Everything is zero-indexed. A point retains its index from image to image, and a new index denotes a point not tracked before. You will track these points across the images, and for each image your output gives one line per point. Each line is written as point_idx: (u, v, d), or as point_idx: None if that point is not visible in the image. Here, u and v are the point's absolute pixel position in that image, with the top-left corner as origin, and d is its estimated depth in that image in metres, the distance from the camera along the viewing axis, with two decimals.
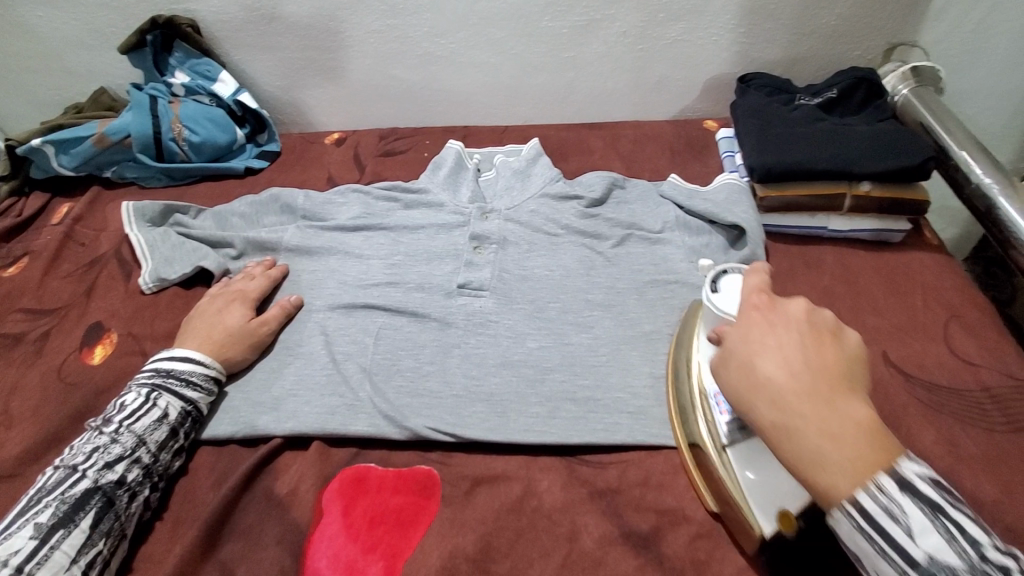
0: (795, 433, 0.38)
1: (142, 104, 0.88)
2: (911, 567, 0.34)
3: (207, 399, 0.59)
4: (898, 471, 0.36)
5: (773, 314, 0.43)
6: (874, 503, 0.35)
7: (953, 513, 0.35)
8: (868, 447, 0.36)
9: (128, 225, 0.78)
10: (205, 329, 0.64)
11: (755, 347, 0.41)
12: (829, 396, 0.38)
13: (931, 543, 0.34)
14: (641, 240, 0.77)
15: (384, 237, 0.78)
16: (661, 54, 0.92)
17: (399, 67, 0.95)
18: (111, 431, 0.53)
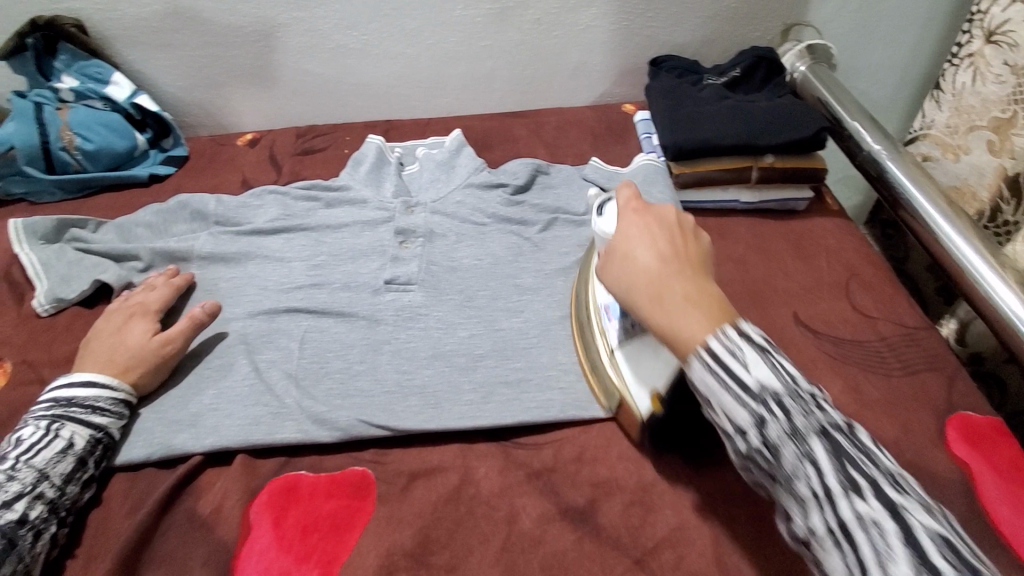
0: (662, 296, 0.44)
1: (24, 112, 0.80)
2: (747, 393, 0.40)
3: (117, 424, 0.56)
4: (737, 324, 0.42)
5: (645, 218, 0.50)
6: (721, 345, 0.41)
7: (774, 354, 0.41)
8: (716, 306, 0.43)
9: (16, 244, 0.72)
10: (103, 350, 0.59)
11: (633, 241, 0.48)
12: (684, 271, 0.45)
13: (762, 374, 0.40)
14: (566, 224, 0.78)
15: (306, 238, 0.76)
16: (576, 39, 0.93)
17: (312, 62, 0.92)
18: (6, 469, 0.49)
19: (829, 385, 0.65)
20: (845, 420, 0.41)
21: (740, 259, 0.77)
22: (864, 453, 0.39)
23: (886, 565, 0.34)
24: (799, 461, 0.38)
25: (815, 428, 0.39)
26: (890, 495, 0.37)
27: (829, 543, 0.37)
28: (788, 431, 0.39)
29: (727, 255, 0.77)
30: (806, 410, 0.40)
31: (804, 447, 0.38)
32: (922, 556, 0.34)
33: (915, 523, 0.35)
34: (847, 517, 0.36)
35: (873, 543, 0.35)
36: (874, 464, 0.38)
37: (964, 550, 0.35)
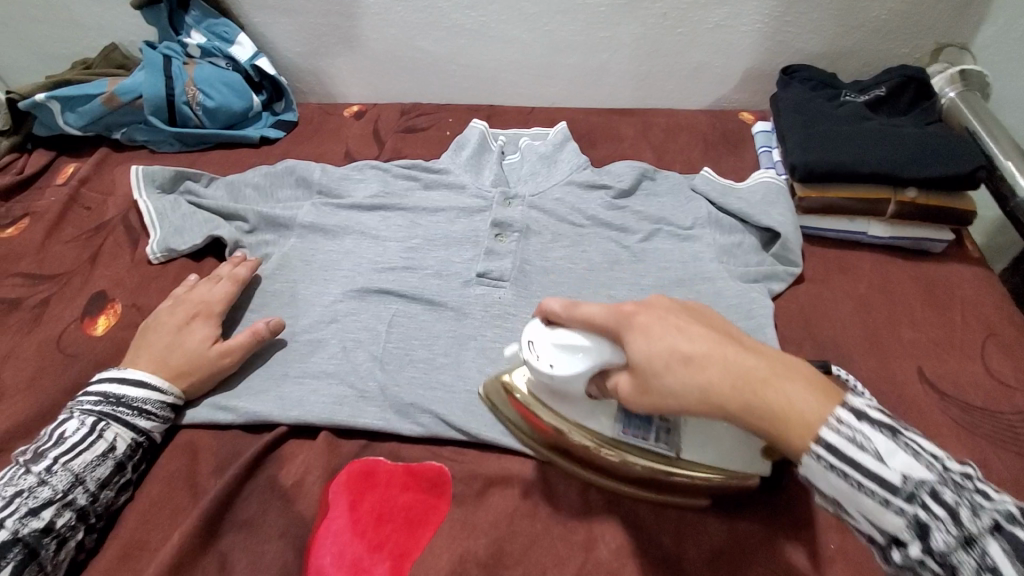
0: (765, 386, 0.38)
1: (155, 63, 0.84)
2: (893, 492, 0.35)
3: (161, 428, 0.55)
4: (845, 405, 0.37)
5: (657, 308, 0.43)
6: (840, 437, 0.36)
7: (912, 436, 0.37)
8: (797, 370, 0.39)
9: (136, 190, 0.75)
10: (161, 350, 0.58)
11: (673, 331, 0.41)
12: (751, 346, 0.40)
13: (905, 466, 0.36)
14: (669, 236, 0.73)
15: (402, 218, 0.75)
16: (701, 39, 0.87)
17: (425, 39, 0.90)
18: (41, 470, 0.48)
19: (952, 456, 0.57)
20: (1019, 505, 0.34)
21: (860, 300, 0.70)
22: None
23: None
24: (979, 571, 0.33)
25: (984, 524, 0.33)
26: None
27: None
28: (958, 535, 0.33)
29: (847, 293, 0.70)
30: (964, 499, 0.34)
31: (981, 554, 0.33)
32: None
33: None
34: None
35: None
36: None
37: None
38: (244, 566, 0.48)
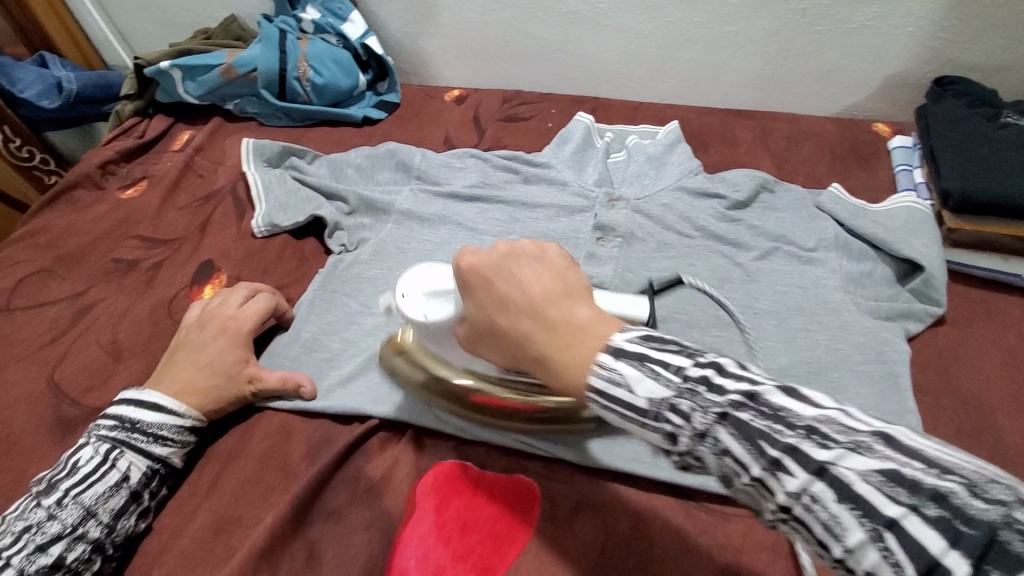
0: (545, 362, 0.39)
1: (271, 37, 0.85)
2: (643, 416, 0.35)
3: (179, 454, 0.53)
4: (609, 346, 0.37)
5: (481, 290, 0.43)
6: (598, 380, 0.36)
7: (655, 353, 0.36)
8: (593, 339, 0.38)
9: (245, 162, 0.77)
10: (194, 370, 0.55)
11: (492, 293, 0.42)
12: (555, 317, 0.39)
13: (648, 390, 0.35)
14: (788, 257, 0.67)
15: (500, 212, 0.73)
16: (842, 39, 0.79)
17: (537, 25, 0.87)
18: (51, 504, 0.47)
19: None
20: (751, 386, 0.33)
21: (1009, 352, 0.61)
22: (775, 418, 0.31)
23: (838, 536, 0.29)
24: (719, 459, 0.33)
25: (712, 416, 0.33)
26: (812, 456, 0.30)
27: (784, 523, 0.31)
28: (692, 436, 0.33)
29: (994, 341, 0.62)
30: (697, 402, 0.33)
31: (715, 444, 0.33)
32: (863, 512, 0.28)
33: (849, 478, 0.28)
34: (783, 499, 0.30)
35: (817, 518, 0.29)
36: (788, 427, 0.31)
37: (911, 484, 0.27)
38: (330, 558, 0.48)
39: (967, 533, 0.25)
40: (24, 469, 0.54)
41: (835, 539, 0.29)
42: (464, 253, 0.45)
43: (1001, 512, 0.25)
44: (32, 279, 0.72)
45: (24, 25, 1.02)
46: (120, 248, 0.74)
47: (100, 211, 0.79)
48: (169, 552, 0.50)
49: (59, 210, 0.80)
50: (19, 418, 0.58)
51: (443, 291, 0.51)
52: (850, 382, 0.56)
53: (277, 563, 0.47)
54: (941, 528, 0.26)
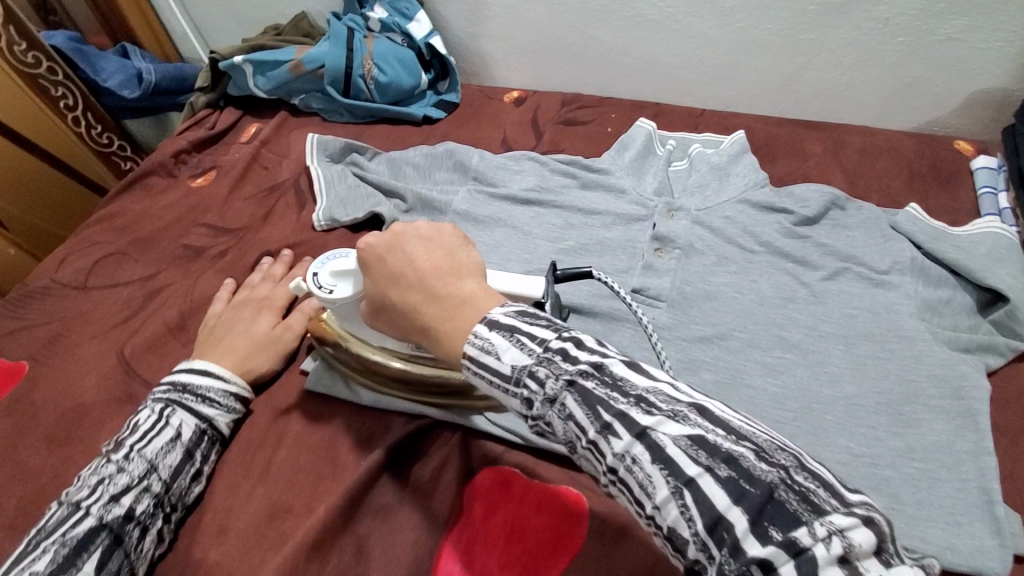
0: (428, 332, 0.41)
1: (339, 35, 0.87)
2: (506, 383, 0.36)
3: (225, 417, 0.56)
4: (487, 318, 0.38)
5: (380, 248, 0.45)
6: (473, 348, 0.37)
7: (526, 326, 0.37)
8: (471, 311, 0.39)
9: (309, 157, 0.80)
10: (231, 340, 0.60)
11: (386, 268, 0.44)
12: (440, 289, 0.41)
13: (512, 357, 0.36)
14: (859, 279, 0.63)
15: (556, 217, 0.72)
16: (928, 50, 0.74)
17: (602, 28, 0.86)
18: (120, 458, 0.49)
19: None
20: (601, 357, 0.35)
21: None
22: (613, 386, 0.33)
23: (650, 493, 0.31)
24: (564, 424, 0.34)
25: (562, 382, 0.34)
26: (637, 421, 0.32)
27: (613, 485, 0.33)
28: (545, 400, 0.35)
29: None
30: (553, 369, 0.35)
31: (561, 409, 0.34)
32: (670, 471, 0.30)
33: (663, 442, 0.31)
34: (611, 460, 0.32)
35: (636, 478, 0.31)
36: (623, 395, 0.33)
37: (711, 447, 0.30)
38: (378, 554, 0.48)
39: (749, 492, 0.29)
40: (95, 440, 0.57)
41: (648, 497, 0.31)
42: (362, 237, 0.47)
43: (778, 473, 0.29)
44: (107, 260, 0.75)
45: (111, 20, 1.08)
46: (190, 234, 0.77)
47: (171, 197, 0.82)
48: (223, 531, 0.51)
49: (135, 195, 0.84)
50: (92, 392, 0.61)
51: (346, 269, 0.52)
52: (923, 416, 0.53)
53: (326, 555, 0.48)
54: (730, 486, 0.29)
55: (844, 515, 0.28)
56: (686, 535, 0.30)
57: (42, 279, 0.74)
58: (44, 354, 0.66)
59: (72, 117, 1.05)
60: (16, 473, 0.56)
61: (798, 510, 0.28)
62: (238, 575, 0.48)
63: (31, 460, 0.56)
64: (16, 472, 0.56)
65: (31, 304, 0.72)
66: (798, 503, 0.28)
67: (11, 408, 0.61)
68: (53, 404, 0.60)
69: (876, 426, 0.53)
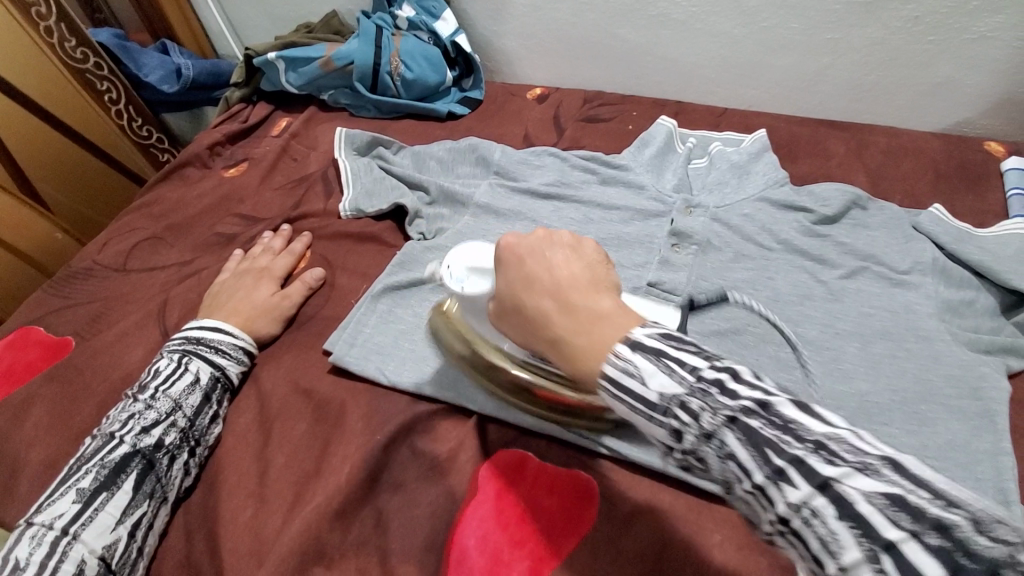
0: (560, 343, 0.40)
1: (369, 33, 0.90)
2: (653, 410, 0.35)
3: (236, 367, 0.61)
4: (630, 337, 0.37)
5: (525, 253, 0.44)
6: (613, 368, 0.36)
7: (674, 352, 0.36)
8: (609, 330, 0.38)
9: (337, 149, 0.82)
10: (234, 304, 0.65)
11: (525, 272, 0.43)
12: (578, 302, 0.40)
13: (660, 384, 0.35)
14: (877, 278, 0.63)
15: (575, 211, 0.73)
16: (958, 49, 0.73)
17: (625, 27, 0.87)
18: (146, 398, 0.54)
19: None
20: (768, 396, 0.32)
21: None
22: (784, 428, 0.31)
23: (834, 553, 0.28)
24: (723, 462, 0.32)
25: (721, 418, 0.32)
26: (817, 470, 0.29)
27: (780, 536, 0.31)
28: (701, 434, 0.33)
29: None
30: (709, 403, 0.33)
31: (720, 445, 0.32)
32: (861, 529, 0.27)
33: (850, 495, 0.28)
34: (781, 509, 0.30)
35: (814, 532, 0.28)
36: (796, 439, 0.30)
37: (913, 509, 0.26)
38: (396, 527, 0.50)
39: (964, 567, 0.25)
40: None
41: (830, 556, 0.28)
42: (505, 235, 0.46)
43: (1001, 551, 0.25)
44: (145, 244, 0.79)
45: (154, 19, 1.13)
46: (222, 222, 0.80)
47: (205, 186, 0.86)
48: (251, 492, 0.54)
49: (172, 185, 0.88)
50: (136, 366, 0.64)
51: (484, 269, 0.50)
52: (939, 415, 0.53)
53: (348, 526, 0.50)
54: (942, 557, 0.25)
55: None
56: None
57: (85, 261, 0.79)
58: (92, 331, 0.70)
59: (116, 110, 1.10)
60: (67, 437, 0.59)
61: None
62: (263, 532, 0.51)
63: (81, 426, 0.60)
64: (66, 437, 0.59)
65: (76, 284, 0.76)
66: None
67: (60, 376, 0.64)
68: (99, 373, 0.64)
69: (889, 422, 0.53)
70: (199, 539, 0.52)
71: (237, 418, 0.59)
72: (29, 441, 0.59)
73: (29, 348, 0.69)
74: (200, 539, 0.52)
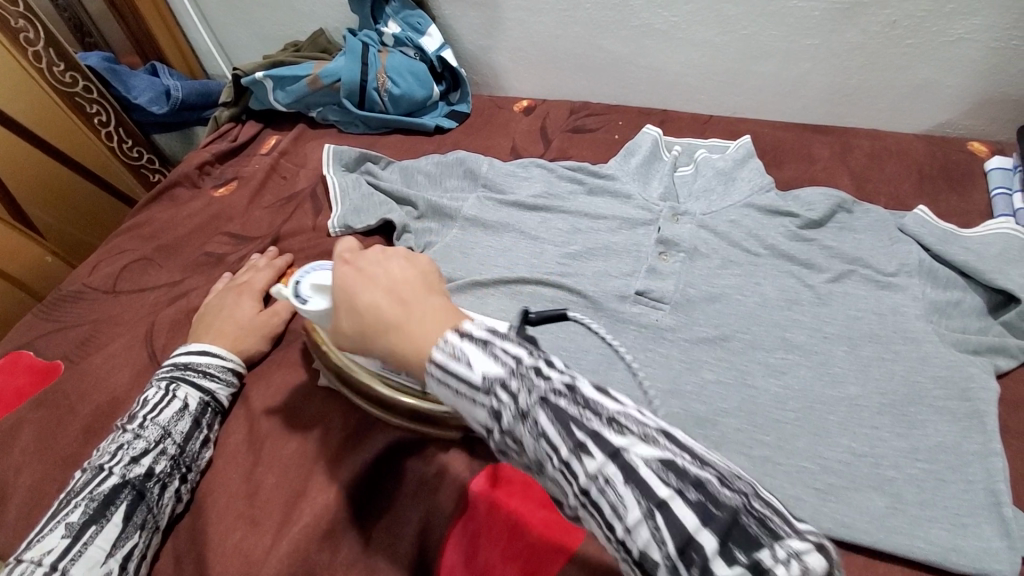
0: (394, 335, 0.40)
1: (355, 50, 0.91)
2: (476, 392, 0.36)
3: (225, 391, 0.61)
4: (459, 328, 0.39)
5: (364, 259, 0.45)
6: (442, 354, 0.38)
7: (499, 341, 0.38)
8: (438, 321, 0.40)
9: (326, 166, 0.83)
10: (219, 324, 0.65)
11: (358, 278, 0.44)
12: (409, 298, 0.42)
13: (485, 368, 0.37)
14: (865, 281, 0.63)
15: (563, 222, 0.73)
16: (934, 53, 0.74)
17: (608, 38, 0.88)
18: (135, 427, 0.54)
19: None
20: (572, 376, 0.36)
21: None
22: (585, 406, 0.34)
23: (620, 514, 0.31)
24: (536, 441, 0.35)
25: (534, 397, 0.35)
26: (610, 441, 0.33)
27: (582, 507, 0.34)
28: (517, 415, 0.35)
29: None
30: (526, 384, 0.36)
31: (534, 426, 0.35)
32: (642, 492, 0.31)
33: (634, 463, 0.32)
34: (582, 481, 0.33)
35: (607, 499, 0.32)
36: (594, 413, 0.34)
37: (680, 470, 0.32)
38: (385, 545, 0.50)
39: (716, 515, 0.30)
40: None
41: (618, 519, 0.32)
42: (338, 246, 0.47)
43: (740, 499, 0.31)
44: (134, 267, 0.79)
45: (141, 39, 1.15)
46: (211, 242, 0.81)
47: (195, 206, 0.86)
48: (241, 514, 0.53)
49: (161, 206, 0.88)
50: (124, 388, 0.64)
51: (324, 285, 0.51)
52: (929, 417, 0.53)
53: (337, 544, 0.50)
54: (699, 510, 0.30)
55: (800, 542, 0.30)
56: (657, 560, 0.30)
57: (76, 283, 0.79)
58: (82, 354, 0.70)
59: (106, 132, 1.11)
60: (56, 461, 0.59)
61: (757, 534, 0.30)
62: (252, 556, 0.50)
63: (70, 449, 0.60)
64: (55, 460, 0.59)
65: (66, 308, 0.76)
66: (758, 527, 0.30)
67: (49, 401, 0.64)
68: (88, 397, 0.64)
69: (878, 426, 0.53)
70: (188, 566, 0.52)
71: (227, 438, 0.59)
72: (19, 466, 0.59)
73: (19, 373, 0.69)
74: (190, 566, 0.51)
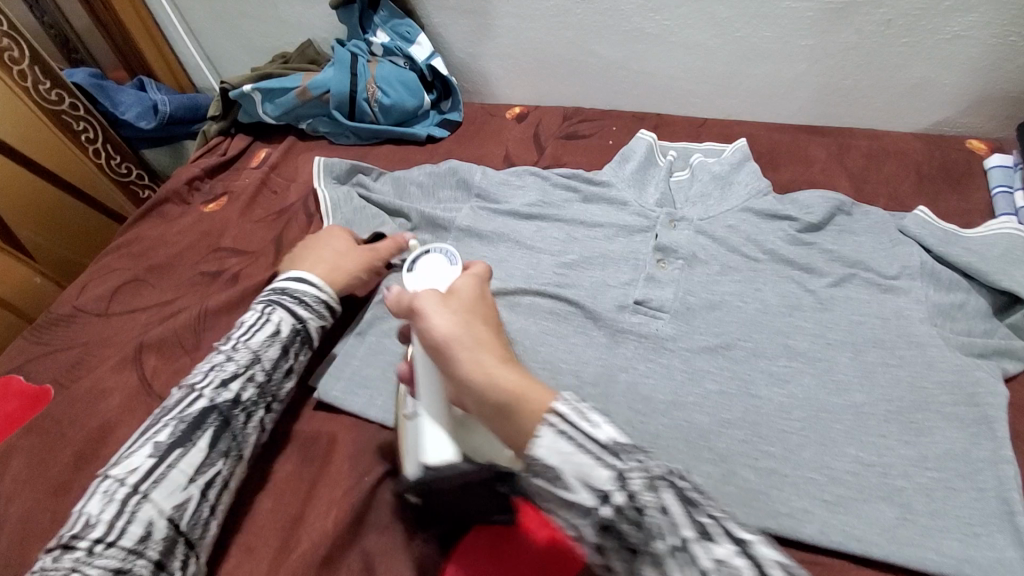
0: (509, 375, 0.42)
1: (343, 60, 0.90)
2: (601, 450, 0.36)
3: (316, 321, 0.60)
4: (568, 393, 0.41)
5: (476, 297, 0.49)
6: (566, 407, 0.39)
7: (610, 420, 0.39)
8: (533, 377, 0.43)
9: (316, 179, 0.82)
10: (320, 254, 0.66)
11: (472, 309, 0.47)
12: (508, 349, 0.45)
13: (611, 432, 0.37)
14: (867, 284, 0.62)
15: (558, 230, 0.72)
16: (928, 51, 0.73)
17: (599, 43, 0.87)
18: (229, 349, 0.55)
19: None
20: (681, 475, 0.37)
21: None
22: (701, 493, 0.35)
23: None
24: (657, 517, 0.33)
25: (656, 472, 0.35)
26: (737, 534, 0.32)
27: None
28: (642, 484, 0.34)
29: None
30: (649, 460, 0.36)
31: (658, 497, 0.34)
32: None
33: (764, 559, 0.31)
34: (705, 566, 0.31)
35: None
36: (714, 506, 0.34)
37: None
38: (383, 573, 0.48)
39: None
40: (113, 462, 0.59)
41: None
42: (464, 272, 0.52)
43: None
44: (125, 286, 0.78)
45: (126, 51, 1.13)
46: (203, 259, 0.79)
47: (185, 222, 0.85)
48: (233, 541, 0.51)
49: (151, 223, 0.87)
50: (114, 412, 0.63)
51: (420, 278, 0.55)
52: (937, 424, 0.52)
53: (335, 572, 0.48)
54: None
55: None
56: None
57: (65, 306, 0.77)
58: (71, 378, 0.68)
59: (94, 149, 1.10)
60: (47, 491, 0.57)
61: None
62: None
63: (60, 478, 0.58)
64: (45, 490, 0.57)
65: (56, 331, 0.74)
66: None
67: (37, 428, 0.62)
68: (78, 422, 0.62)
69: (885, 433, 0.52)
70: None
71: None
72: (8, 496, 0.57)
73: (8, 399, 0.68)
74: None
